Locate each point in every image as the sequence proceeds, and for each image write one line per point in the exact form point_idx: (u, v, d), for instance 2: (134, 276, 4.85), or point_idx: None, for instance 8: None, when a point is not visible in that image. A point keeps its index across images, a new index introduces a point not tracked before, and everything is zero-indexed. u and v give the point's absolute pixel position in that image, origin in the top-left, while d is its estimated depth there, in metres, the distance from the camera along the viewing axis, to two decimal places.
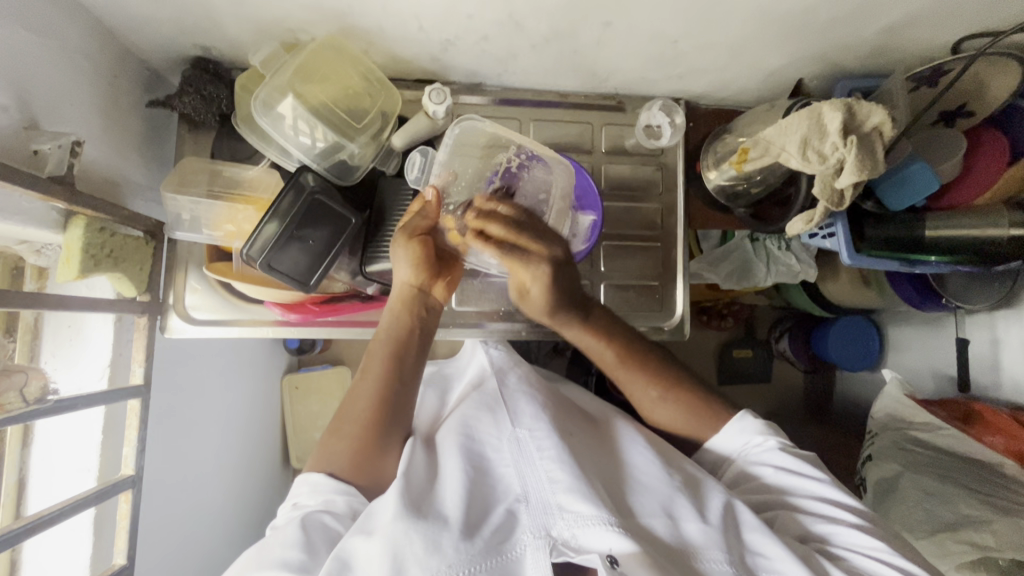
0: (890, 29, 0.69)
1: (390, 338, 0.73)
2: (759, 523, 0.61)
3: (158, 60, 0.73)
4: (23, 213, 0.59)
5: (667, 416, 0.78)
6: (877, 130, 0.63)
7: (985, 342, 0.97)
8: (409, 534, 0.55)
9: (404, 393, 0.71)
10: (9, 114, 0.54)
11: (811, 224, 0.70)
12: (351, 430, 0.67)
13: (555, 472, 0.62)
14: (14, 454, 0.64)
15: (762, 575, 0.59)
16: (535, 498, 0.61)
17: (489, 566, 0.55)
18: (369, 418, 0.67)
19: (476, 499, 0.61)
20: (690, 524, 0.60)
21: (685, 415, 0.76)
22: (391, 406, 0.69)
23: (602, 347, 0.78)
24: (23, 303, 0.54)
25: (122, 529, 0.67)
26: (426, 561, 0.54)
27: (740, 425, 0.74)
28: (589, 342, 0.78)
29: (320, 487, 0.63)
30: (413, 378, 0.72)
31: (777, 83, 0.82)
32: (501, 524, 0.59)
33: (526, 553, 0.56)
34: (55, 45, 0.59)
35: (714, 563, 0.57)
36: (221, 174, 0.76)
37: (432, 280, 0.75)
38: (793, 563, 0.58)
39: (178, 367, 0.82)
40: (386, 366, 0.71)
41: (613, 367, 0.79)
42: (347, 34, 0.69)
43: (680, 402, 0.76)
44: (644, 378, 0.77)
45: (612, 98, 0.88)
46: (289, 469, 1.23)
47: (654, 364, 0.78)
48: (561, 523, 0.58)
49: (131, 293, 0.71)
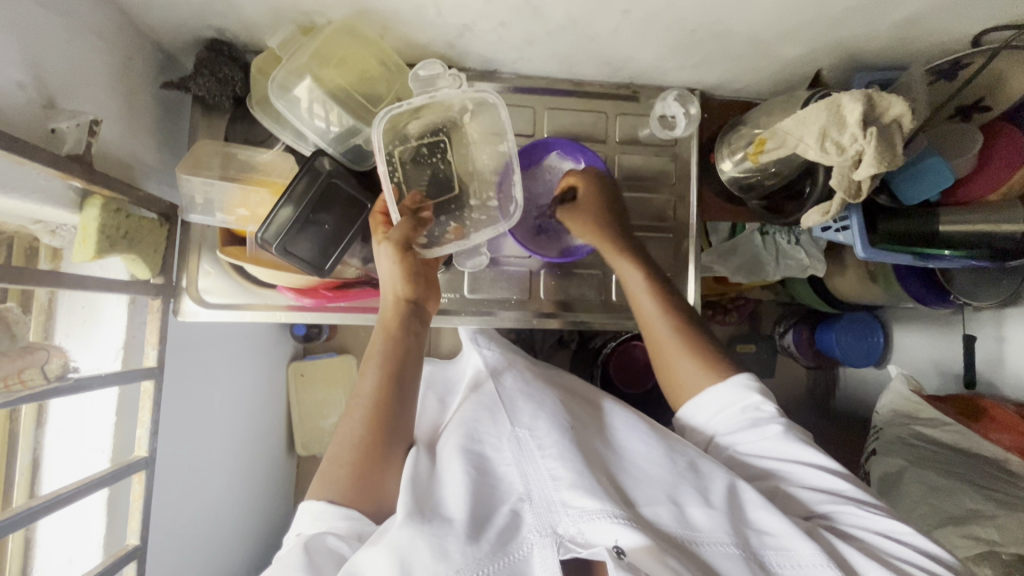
0: (910, 20, 0.68)
1: (383, 354, 0.69)
2: (761, 500, 0.61)
3: (172, 41, 0.72)
4: (39, 192, 0.58)
5: (694, 393, 0.74)
6: (897, 121, 0.63)
7: (991, 337, 0.98)
8: (415, 541, 0.55)
9: (402, 410, 0.68)
10: (27, 91, 0.54)
11: (828, 216, 0.71)
12: (349, 454, 0.65)
13: (558, 470, 0.62)
14: (27, 434, 0.65)
15: (769, 556, 0.58)
16: (538, 496, 0.61)
17: (496, 567, 0.55)
18: (366, 445, 0.65)
19: (479, 497, 0.61)
20: (696, 509, 0.60)
21: (703, 376, 0.73)
22: (385, 429, 0.66)
23: (649, 298, 0.77)
24: (40, 282, 0.53)
25: (136, 509, 0.68)
26: (434, 567, 0.53)
27: (742, 385, 0.71)
28: (640, 296, 0.77)
29: (323, 513, 0.61)
30: (410, 392, 0.70)
31: (793, 74, 0.82)
32: (507, 523, 0.59)
33: (532, 551, 0.56)
34: (72, 23, 0.59)
35: (721, 548, 0.57)
36: (234, 158, 0.75)
37: (423, 289, 0.73)
38: (802, 540, 0.58)
39: (187, 351, 0.82)
40: (378, 387, 0.67)
41: (653, 324, 0.77)
42: (363, 18, 0.68)
43: (701, 363, 0.74)
44: (676, 333, 0.75)
45: (626, 88, 0.88)
46: (294, 455, 1.23)
47: (690, 322, 0.76)
48: (566, 519, 0.58)
49: (144, 275, 0.70)
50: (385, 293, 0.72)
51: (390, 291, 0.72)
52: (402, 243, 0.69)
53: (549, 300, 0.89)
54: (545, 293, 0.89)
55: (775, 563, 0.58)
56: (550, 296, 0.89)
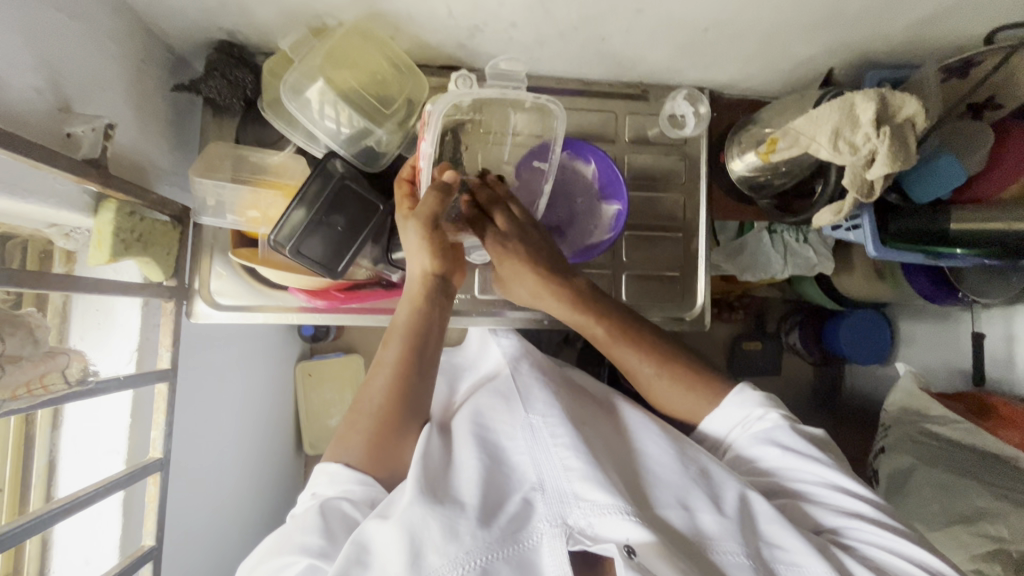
0: (923, 19, 0.68)
1: (405, 329, 0.70)
2: (776, 515, 0.59)
3: (183, 44, 0.72)
4: (56, 196, 0.59)
5: (663, 394, 0.75)
6: (910, 121, 0.63)
7: (1000, 336, 0.98)
8: (426, 519, 0.56)
9: (421, 383, 0.69)
10: (44, 96, 0.54)
11: (841, 215, 0.70)
12: (367, 423, 0.66)
13: (569, 460, 0.62)
14: (44, 436, 0.66)
15: (778, 568, 0.58)
16: (550, 487, 0.61)
17: (505, 554, 0.55)
18: (386, 412, 0.66)
19: (491, 488, 0.61)
20: (705, 514, 0.59)
21: (687, 392, 0.74)
22: (406, 399, 0.68)
23: (596, 324, 0.75)
24: (60, 286, 0.54)
25: (152, 510, 0.68)
26: (444, 548, 0.54)
27: (740, 400, 0.71)
28: (581, 319, 0.76)
29: (338, 476, 0.63)
30: (430, 371, 0.71)
31: (804, 73, 0.82)
32: (518, 512, 0.59)
33: (542, 542, 0.57)
34: (88, 27, 0.59)
35: (729, 555, 0.57)
36: (246, 160, 0.75)
37: (451, 265, 0.73)
38: (813, 556, 0.57)
39: (198, 352, 0.82)
40: (401, 357, 0.69)
41: (611, 344, 0.76)
42: (375, 19, 0.68)
43: (681, 378, 0.74)
44: (619, 338, 0.75)
45: (636, 87, 0.88)
46: (302, 455, 1.24)
47: (654, 339, 0.76)
48: (576, 511, 0.58)
49: (157, 278, 0.71)
50: (412, 268, 0.72)
51: (416, 266, 0.72)
52: (428, 220, 0.68)
53: None
54: None
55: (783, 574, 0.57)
56: None
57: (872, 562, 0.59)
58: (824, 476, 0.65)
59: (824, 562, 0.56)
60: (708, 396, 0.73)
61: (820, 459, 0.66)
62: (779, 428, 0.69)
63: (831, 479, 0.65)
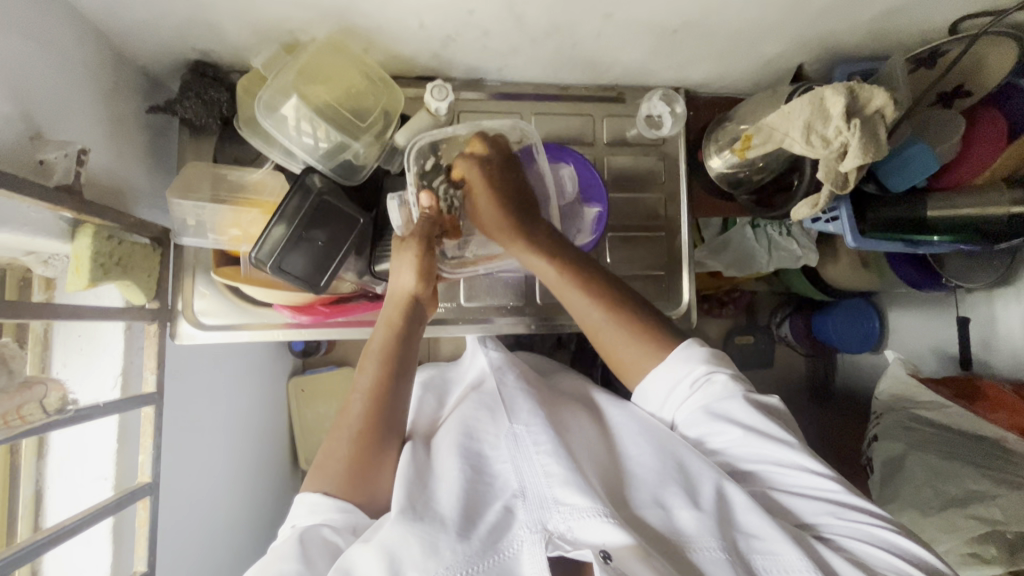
0: (887, 12, 0.69)
1: (382, 351, 0.69)
2: (753, 504, 0.57)
3: (156, 65, 0.72)
4: (31, 224, 0.58)
5: (613, 339, 0.71)
6: (879, 113, 0.64)
7: (984, 318, 0.99)
8: (406, 538, 0.55)
9: (396, 409, 0.68)
10: (13, 124, 0.54)
11: (817, 208, 0.71)
12: (346, 449, 0.64)
13: (551, 466, 0.62)
14: (30, 465, 0.66)
15: (756, 560, 0.56)
16: (531, 493, 0.60)
17: (485, 565, 0.54)
18: (367, 437, 0.65)
19: (472, 499, 0.61)
20: (683, 511, 0.59)
21: (632, 340, 0.70)
22: (384, 424, 0.67)
23: (545, 264, 0.73)
24: (38, 314, 0.53)
25: (142, 536, 0.67)
26: (423, 563, 0.54)
27: (688, 357, 0.67)
28: (533, 261, 0.73)
29: (319, 505, 0.61)
30: (407, 390, 0.70)
31: (777, 69, 0.83)
32: (497, 521, 0.58)
33: (522, 549, 0.56)
34: (57, 53, 0.59)
35: (707, 551, 0.56)
36: (225, 179, 0.76)
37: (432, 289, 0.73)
38: (789, 545, 0.55)
39: (186, 373, 0.81)
40: (377, 383, 0.68)
41: (561, 287, 0.73)
42: (347, 33, 0.69)
43: (629, 325, 0.71)
44: (570, 280, 0.72)
45: (612, 90, 0.88)
46: (297, 471, 1.22)
47: (604, 285, 0.73)
48: (556, 517, 0.58)
49: (140, 300, 0.70)
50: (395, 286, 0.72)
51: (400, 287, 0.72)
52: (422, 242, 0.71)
53: (545, 304, 0.88)
54: (542, 296, 0.88)
55: (761, 567, 0.55)
56: (546, 299, 0.88)
57: (844, 553, 0.56)
58: (780, 455, 0.62)
59: (798, 553, 0.54)
60: (662, 340, 0.70)
61: (775, 437, 0.62)
62: (730, 394, 0.65)
63: (789, 457, 0.62)
